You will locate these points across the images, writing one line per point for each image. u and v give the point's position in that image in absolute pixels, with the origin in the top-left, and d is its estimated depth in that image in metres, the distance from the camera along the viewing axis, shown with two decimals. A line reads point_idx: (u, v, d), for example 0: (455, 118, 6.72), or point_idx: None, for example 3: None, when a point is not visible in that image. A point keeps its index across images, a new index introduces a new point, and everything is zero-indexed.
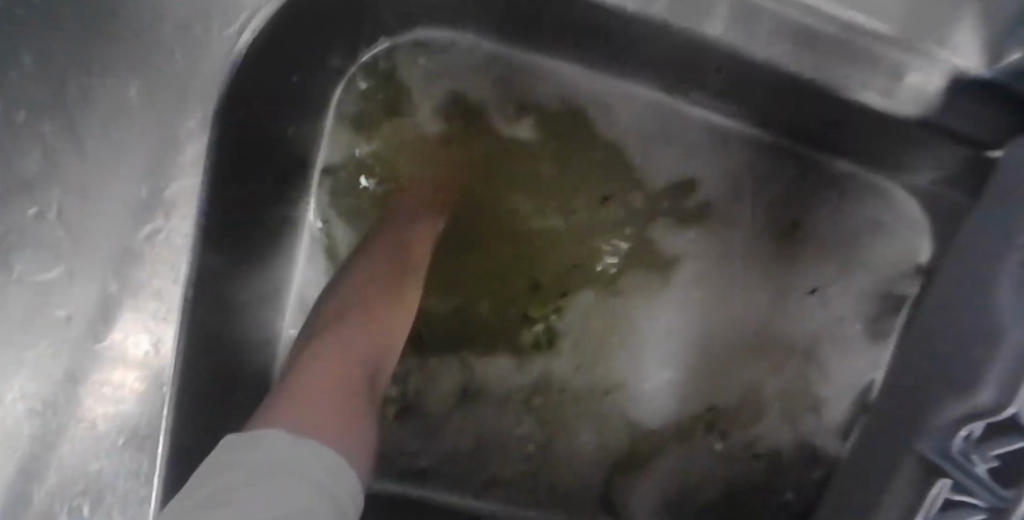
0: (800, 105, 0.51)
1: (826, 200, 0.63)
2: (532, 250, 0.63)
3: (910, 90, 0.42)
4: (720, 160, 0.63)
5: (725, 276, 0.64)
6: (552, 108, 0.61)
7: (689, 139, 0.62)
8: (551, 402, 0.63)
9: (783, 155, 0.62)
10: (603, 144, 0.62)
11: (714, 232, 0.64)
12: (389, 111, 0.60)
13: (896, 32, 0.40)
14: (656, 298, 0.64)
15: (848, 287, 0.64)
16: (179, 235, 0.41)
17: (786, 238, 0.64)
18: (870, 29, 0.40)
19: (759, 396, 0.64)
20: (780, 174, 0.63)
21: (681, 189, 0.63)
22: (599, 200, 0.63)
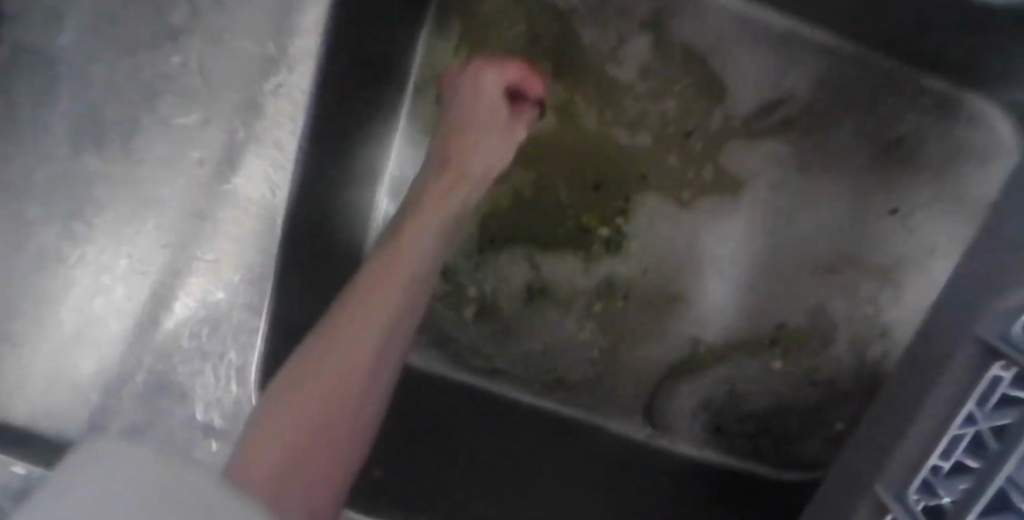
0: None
1: (905, 115, 0.65)
2: (606, 156, 0.66)
3: None
4: (800, 75, 0.65)
5: (797, 191, 0.66)
6: (640, 21, 0.65)
7: (778, 55, 0.65)
8: (615, 303, 0.66)
9: (868, 71, 0.65)
10: (683, 54, 0.65)
11: (784, 147, 0.65)
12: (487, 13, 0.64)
13: None
14: (728, 210, 0.66)
15: (929, 208, 0.66)
16: (298, 91, 0.46)
17: (862, 152, 0.66)
18: None
19: (826, 315, 0.66)
20: (861, 94, 0.65)
21: (759, 105, 0.65)
22: (678, 111, 0.65)
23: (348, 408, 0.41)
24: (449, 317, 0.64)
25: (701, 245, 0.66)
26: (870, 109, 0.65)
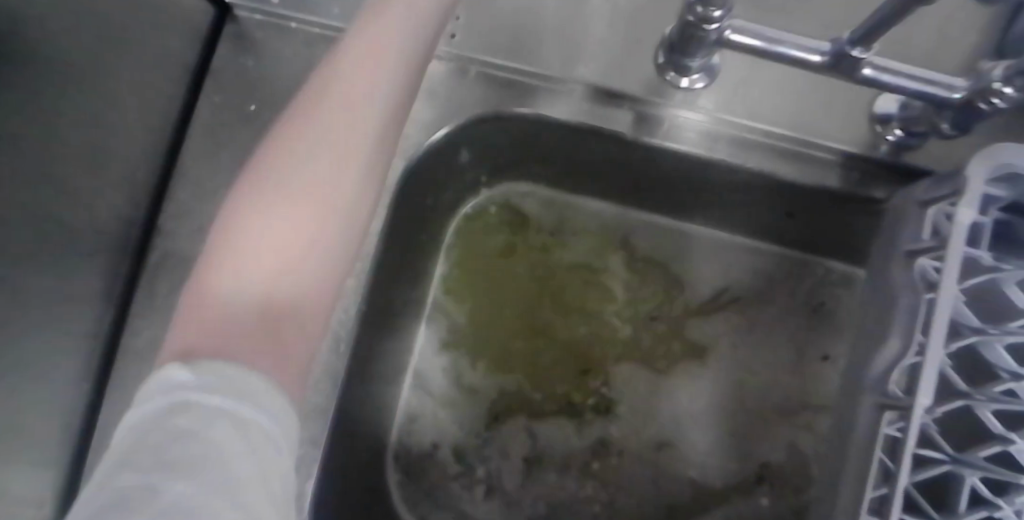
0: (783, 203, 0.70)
1: (818, 289, 0.82)
2: (588, 343, 0.81)
3: (832, 176, 0.63)
4: (726, 259, 0.83)
5: (739, 356, 0.82)
6: (597, 232, 0.83)
7: (713, 255, 0.83)
8: (611, 461, 0.79)
9: (783, 261, 0.83)
10: (640, 252, 0.83)
11: (729, 322, 0.82)
12: (478, 234, 0.83)
13: (813, 138, 0.62)
14: (695, 378, 0.81)
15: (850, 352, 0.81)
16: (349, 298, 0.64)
17: (783, 315, 0.82)
18: (798, 139, 0.62)
19: (795, 457, 0.79)
20: (776, 269, 0.83)
21: (704, 293, 0.82)
22: (639, 298, 0.82)
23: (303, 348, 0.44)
24: (462, 496, 0.78)
25: (671, 406, 0.80)
26: (789, 282, 0.82)
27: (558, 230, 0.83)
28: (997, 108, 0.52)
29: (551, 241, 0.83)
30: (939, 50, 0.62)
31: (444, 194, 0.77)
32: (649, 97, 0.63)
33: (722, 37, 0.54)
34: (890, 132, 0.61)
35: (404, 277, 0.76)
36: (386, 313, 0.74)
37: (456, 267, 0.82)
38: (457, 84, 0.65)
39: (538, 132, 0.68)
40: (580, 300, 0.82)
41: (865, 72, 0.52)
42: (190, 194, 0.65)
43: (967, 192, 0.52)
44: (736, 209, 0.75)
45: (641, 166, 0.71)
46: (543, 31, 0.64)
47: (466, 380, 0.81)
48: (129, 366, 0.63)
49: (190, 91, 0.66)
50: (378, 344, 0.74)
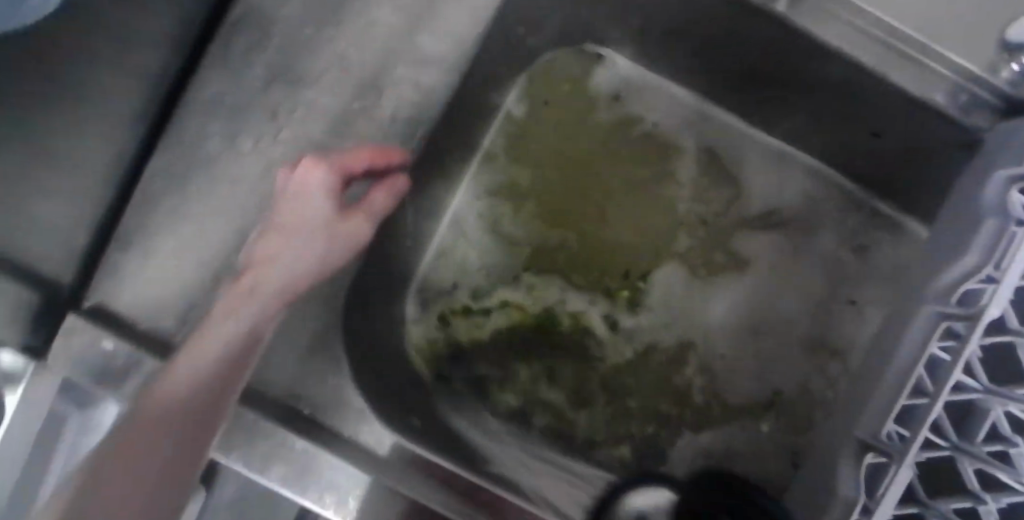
0: (869, 121, 0.68)
1: (873, 233, 0.80)
2: (630, 230, 0.80)
3: (939, 93, 0.61)
4: (793, 175, 0.81)
5: (781, 275, 0.80)
6: (669, 119, 0.82)
7: (777, 172, 0.81)
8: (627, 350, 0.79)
9: (845, 196, 0.80)
10: (707, 149, 0.82)
11: (774, 243, 0.80)
12: (551, 90, 0.81)
13: (936, 47, 0.60)
14: (727, 290, 0.80)
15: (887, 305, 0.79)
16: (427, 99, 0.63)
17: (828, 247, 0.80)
18: (920, 43, 0.60)
19: (806, 391, 0.78)
20: (837, 202, 0.80)
21: (757, 207, 0.81)
22: (695, 194, 0.81)
23: (175, 431, 0.49)
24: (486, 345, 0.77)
25: (699, 306, 0.80)
26: (846, 220, 0.80)
27: (627, 107, 0.82)
28: None
29: (616, 117, 0.82)
30: None
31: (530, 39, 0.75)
32: None
33: None
34: (1014, 62, 0.59)
35: (474, 105, 0.75)
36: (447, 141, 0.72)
37: (515, 121, 0.81)
38: None
39: None
40: (632, 184, 0.81)
41: None
42: None
43: None
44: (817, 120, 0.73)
45: (742, 44, 0.69)
46: None
47: (502, 235, 0.80)
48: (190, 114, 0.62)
49: None
50: (441, 163, 0.73)
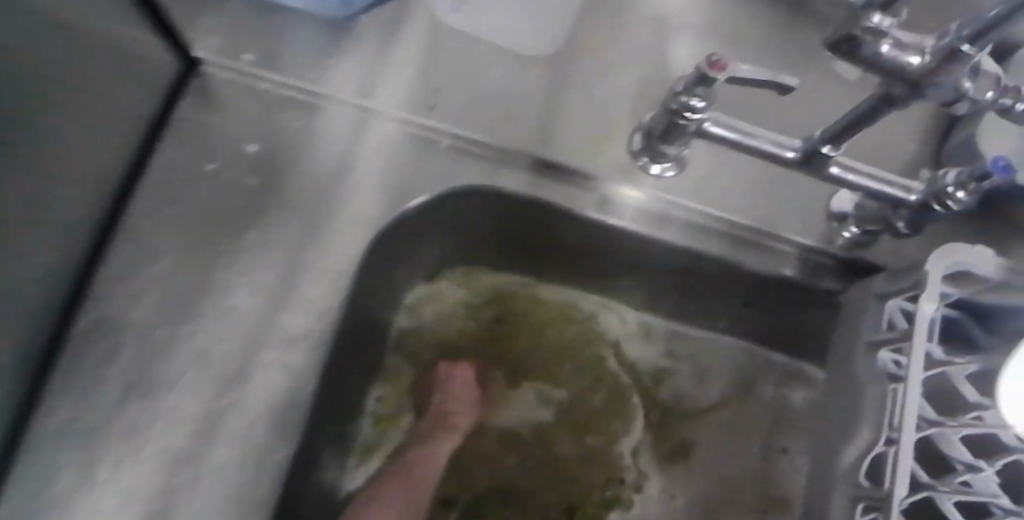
0: (741, 294, 0.70)
1: (770, 392, 0.79)
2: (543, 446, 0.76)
3: (789, 266, 0.65)
4: (697, 351, 0.80)
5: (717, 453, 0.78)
6: (557, 310, 0.79)
7: (679, 342, 0.80)
8: None
9: (742, 357, 0.80)
10: (616, 334, 0.80)
11: (692, 416, 0.79)
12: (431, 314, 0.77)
13: (775, 231, 0.64)
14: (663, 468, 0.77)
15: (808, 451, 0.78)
16: (305, 369, 0.58)
17: (752, 411, 0.80)
18: (757, 230, 0.64)
19: None
20: (738, 364, 0.80)
21: (670, 373, 0.79)
22: (613, 393, 0.78)
23: None
24: None
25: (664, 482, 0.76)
26: (756, 372, 0.80)
27: (516, 310, 0.79)
28: (952, 210, 0.55)
29: (503, 321, 0.78)
30: (888, 156, 0.68)
31: (409, 278, 0.74)
32: (616, 179, 0.64)
33: (701, 128, 0.58)
34: (846, 229, 0.63)
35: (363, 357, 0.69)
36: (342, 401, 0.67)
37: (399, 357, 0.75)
38: (436, 162, 0.64)
39: (506, 209, 0.67)
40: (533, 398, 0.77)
41: (833, 168, 0.56)
42: (133, 252, 0.58)
43: (926, 286, 0.54)
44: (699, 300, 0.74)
45: (601, 255, 0.71)
46: (518, 109, 0.64)
47: None
48: (31, 453, 0.53)
49: (144, 146, 0.60)
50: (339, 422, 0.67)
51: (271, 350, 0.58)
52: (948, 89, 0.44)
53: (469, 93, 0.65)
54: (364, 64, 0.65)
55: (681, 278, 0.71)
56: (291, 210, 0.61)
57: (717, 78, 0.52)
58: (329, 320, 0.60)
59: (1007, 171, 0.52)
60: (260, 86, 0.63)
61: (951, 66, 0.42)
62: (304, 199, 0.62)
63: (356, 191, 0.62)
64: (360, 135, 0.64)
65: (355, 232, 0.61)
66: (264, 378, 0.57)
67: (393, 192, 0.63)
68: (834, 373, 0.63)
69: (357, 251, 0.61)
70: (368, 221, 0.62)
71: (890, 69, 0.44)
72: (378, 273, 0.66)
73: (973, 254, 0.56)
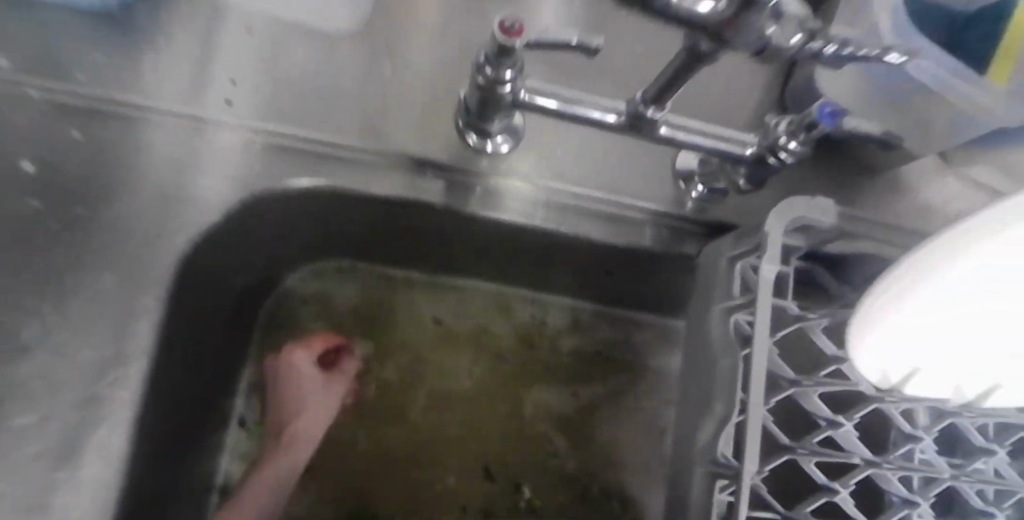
0: (604, 264, 0.67)
1: (652, 357, 0.78)
2: (431, 434, 0.73)
3: (644, 234, 0.62)
4: (577, 321, 0.78)
5: (611, 418, 0.76)
6: (432, 295, 0.75)
7: (560, 314, 0.78)
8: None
9: (620, 323, 0.78)
10: (490, 318, 0.76)
11: (580, 388, 0.77)
12: (296, 321, 0.73)
13: (624, 199, 0.61)
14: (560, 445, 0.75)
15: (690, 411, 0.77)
16: (120, 406, 0.52)
17: (643, 378, 0.78)
18: (608, 200, 0.61)
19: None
20: (618, 331, 0.78)
21: (555, 344, 0.77)
22: (496, 378, 0.75)
23: None
24: None
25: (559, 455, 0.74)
26: (639, 337, 0.78)
27: (388, 300, 0.75)
28: (785, 162, 0.52)
29: (376, 313, 0.74)
30: (734, 104, 0.64)
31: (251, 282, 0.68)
32: (457, 165, 0.60)
33: (519, 99, 0.52)
34: (694, 189, 0.61)
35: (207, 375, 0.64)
36: (185, 427, 0.62)
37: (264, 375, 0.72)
38: (254, 163, 0.58)
39: (347, 207, 0.63)
40: (417, 385, 0.73)
41: (662, 130, 0.52)
42: None
43: (767, 247, 0.52)
44: (573, 274, 0.71)
45: (458, 240, 0.67)
46: (334, 97, 0.59)
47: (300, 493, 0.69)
48: None
49: None
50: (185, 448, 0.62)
51: (86, 388, 0.52)
52: (752, 37, 0.39)
53: (276, 84, 0.59)
54: (148, 58, 0.57)
55: (538, 255, 0.68)
56: (83, 230, 0.54)
57: (515, 47, 0.47)
58: (143, 351, 0.54)
59: (833, 119, 0.48)
60: (26, 92, 0.55)
61: (750, 9, 0.38)
62: (98, 216, 0.55)
63: (160, 202, 0.56)
64: (157, 142, 0.57)
65: (163, 245, 0.55)
66: (76, 421, 0.52)
67: (207, 200, 0.57)
68: (690, 340, 0.59)
69: (168, 269, 0.55)
70: (178, 233, 0.56)
71: (693, 23, 0.38)
72: (205, 286, 0.61)
73: (812, 207, 0.53)
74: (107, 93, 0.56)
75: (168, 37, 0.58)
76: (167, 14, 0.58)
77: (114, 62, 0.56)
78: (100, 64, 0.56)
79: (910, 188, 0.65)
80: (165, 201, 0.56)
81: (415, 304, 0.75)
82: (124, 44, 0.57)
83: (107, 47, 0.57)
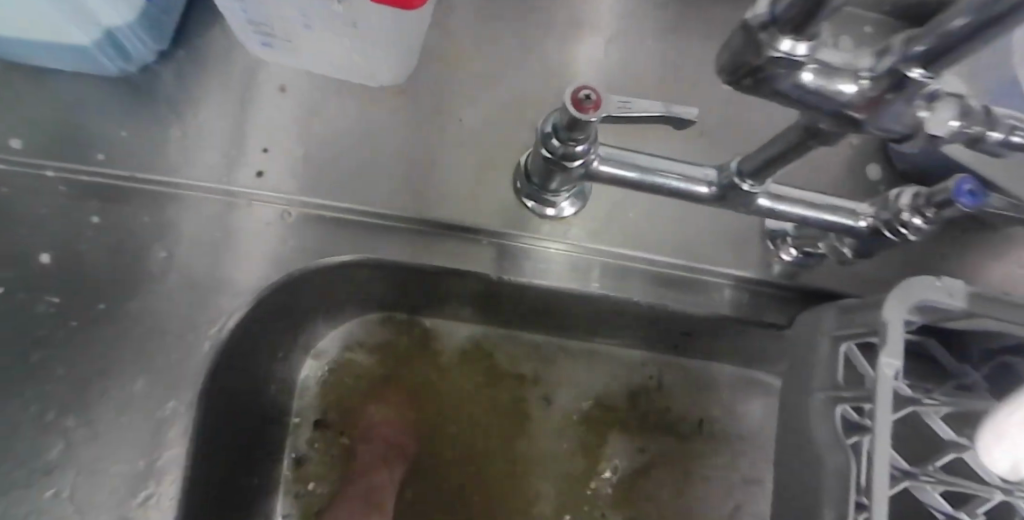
0: (678, 324, 0.60)
1: (737, 411, 0.69)
2: (483, 501, 0.65)
3: (726, 300, 0.55)
4: (648, 373, 0.69)
5: (682, 494, 0.67)
6: (489, 349, 0.68)
7: (630, 366, 0.69)
8: None
9: (691, 376, 0.70)
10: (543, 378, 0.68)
11: (657, 451, 0.68)
12: (338, 383, 0.65)
13: (701, 265, 0.55)
14: (633, 513, 0.66)
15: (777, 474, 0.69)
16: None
17: (725, 436, 0.68)
18: (683, 266, 0.55)
19: None
20: (693, 384, 0.70)
21: (621, 401, 0.69)
22: (559, 450, 0.67)
23: None
24: None
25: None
26: (719, 389, 0.70)
27: (436, 357, 0.67)
28: (907, 239, 0.45)
29: (424, 368, 0.67)
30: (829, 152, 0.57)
31: (296, 349, 0.63)
32: (513, 233, 0.53)
33: (591, 170, 0.45)
34: (785, 251, 0.54)
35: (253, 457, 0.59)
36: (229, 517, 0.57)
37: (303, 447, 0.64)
38: (290, 243, 0.53)
39: (391, 271, 0.55)
40: (472, 445, 0.66)
41: (759, 201, 0.44)
42: None
43: (883, 336, 0.44)
44: (647, 329, 0.62)
45: (520, 300, 0.59)
46: (377, 162, 0.53)
47: None
48: None
49: None
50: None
51: (118, 502, 0.48)
52: (900, 120, 0.32)
53: (314, 150, 0.53)
54: (174, 129, 0.52)
55: (607, 314, 0.60)
56: (112, 328, 0.50)
57: (591, 122, 0.40)
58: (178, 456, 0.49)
59: (974, 198, 0.42)
60: (45, 175, 0.51)
61: (901, 92, 0.31)
62: (126, 312, 0.50)
63: (189, 291, 0.51)
64: (186, 220, 0.52)
65: (198, 338, 0.50)
66: None
67: (242, 287, 0.52)
68: (783, 427, 0.52)
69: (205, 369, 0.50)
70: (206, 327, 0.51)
71: (816, 102, 0.32)
72: (243, 371, 0.55)
73: (938, 288, 0.45)
74: (128, 175, 0.51)
75: (193, 104, 0.52)
76: (193, 77, 0.53)
77: (137, 136, 0.51)
78: (121, 139, 0.51)
79: None
80: (196, 291, 0.51)
81: (467, 359, 0.67)
82: (147, 114, 0.52)
83: (127, 118, 0.51)
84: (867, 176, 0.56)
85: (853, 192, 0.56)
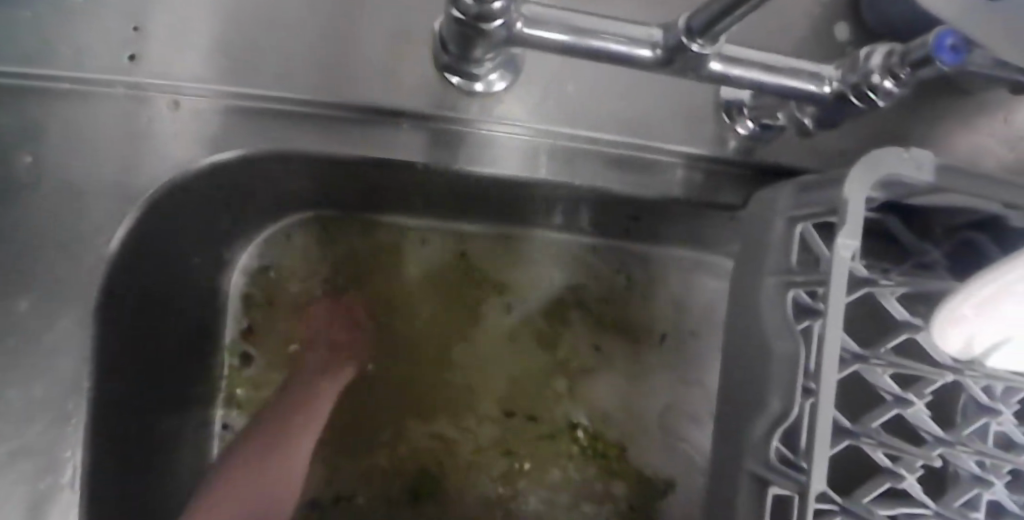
0: (621, 210, 0.56)
1: (684, 294, 0.68)
2: (429, 394, 0.65)
3: (677, 180, 0.51)
4: (592, 259, 0.67)
5: (622, 382, 0.67)
6: (431, 245, 0.66)
7: (575, 252, 0.67)
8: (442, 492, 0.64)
9: (638, 260, 0.67)
10: (483, 275, 0.66)
11: (599, 334, 0.67)
12: (269, 282, 0.63)
13: (649, 141, 0.49)
14: (576, 396, 0.66)
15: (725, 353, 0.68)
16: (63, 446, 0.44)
17: (668, 319, 0.68)
18: (628, 143, 0.49)
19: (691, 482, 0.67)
20: (640, 269, 0.68)
21: (565, 289, 0.67)
22: (502, 340, 0.66)
23: None
24: None
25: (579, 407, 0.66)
26: (666, 274, 0.68)
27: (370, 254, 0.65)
28: (875, 106, 0.41)
29: (360, 264, 0.65)
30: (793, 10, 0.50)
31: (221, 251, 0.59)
32: (439, 112, 0.47)
33: (516, 33, 0.39)
34: (741, 124, 0.50)
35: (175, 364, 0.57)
36: (152, 430, 0.54)
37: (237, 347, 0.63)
38: (181, 135, 0.46)
39: (305, 167, 0.50)
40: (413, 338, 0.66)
41: (711, 65, 0.38)
42: None
43: (844, 215, 0.40)
44: (588, 215, 0.59)
45: (449, 189, 0.55)
46: (276, 38, 0.46)
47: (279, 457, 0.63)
48: None
49: None
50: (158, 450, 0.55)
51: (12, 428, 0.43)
52: None
53: (198, 28, 0.45)
54: (26, 8, 0.44)
55: (544, 201, 0.56)
56: None
57: None
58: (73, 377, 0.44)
59: (956, 58, 0.37)
60: None
61: None
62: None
63: (69, 196, 0.45)
64: (55, 116, 0.45)
65: (85, 246, 0.45)
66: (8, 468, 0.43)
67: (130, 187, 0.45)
68: (732, 313, 0.49)
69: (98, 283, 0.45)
70: (92, 235, 0.45)
71: None
72: (150, 279, 0.50)
73: (906, 159, 0.41)
74: None
75: None
76: None
77: None
78: None
79: (1006, 112, 0.52)
80: (77, 194, 0.45)
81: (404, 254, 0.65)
82: None
83: None
84: (834, 37, 0.50)
85: (817, 56, 0.50)
